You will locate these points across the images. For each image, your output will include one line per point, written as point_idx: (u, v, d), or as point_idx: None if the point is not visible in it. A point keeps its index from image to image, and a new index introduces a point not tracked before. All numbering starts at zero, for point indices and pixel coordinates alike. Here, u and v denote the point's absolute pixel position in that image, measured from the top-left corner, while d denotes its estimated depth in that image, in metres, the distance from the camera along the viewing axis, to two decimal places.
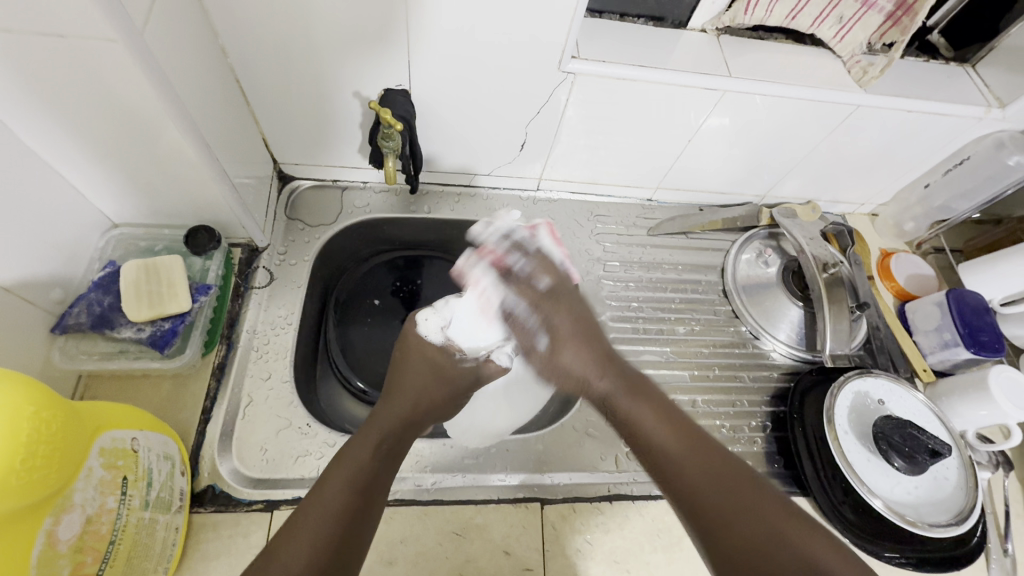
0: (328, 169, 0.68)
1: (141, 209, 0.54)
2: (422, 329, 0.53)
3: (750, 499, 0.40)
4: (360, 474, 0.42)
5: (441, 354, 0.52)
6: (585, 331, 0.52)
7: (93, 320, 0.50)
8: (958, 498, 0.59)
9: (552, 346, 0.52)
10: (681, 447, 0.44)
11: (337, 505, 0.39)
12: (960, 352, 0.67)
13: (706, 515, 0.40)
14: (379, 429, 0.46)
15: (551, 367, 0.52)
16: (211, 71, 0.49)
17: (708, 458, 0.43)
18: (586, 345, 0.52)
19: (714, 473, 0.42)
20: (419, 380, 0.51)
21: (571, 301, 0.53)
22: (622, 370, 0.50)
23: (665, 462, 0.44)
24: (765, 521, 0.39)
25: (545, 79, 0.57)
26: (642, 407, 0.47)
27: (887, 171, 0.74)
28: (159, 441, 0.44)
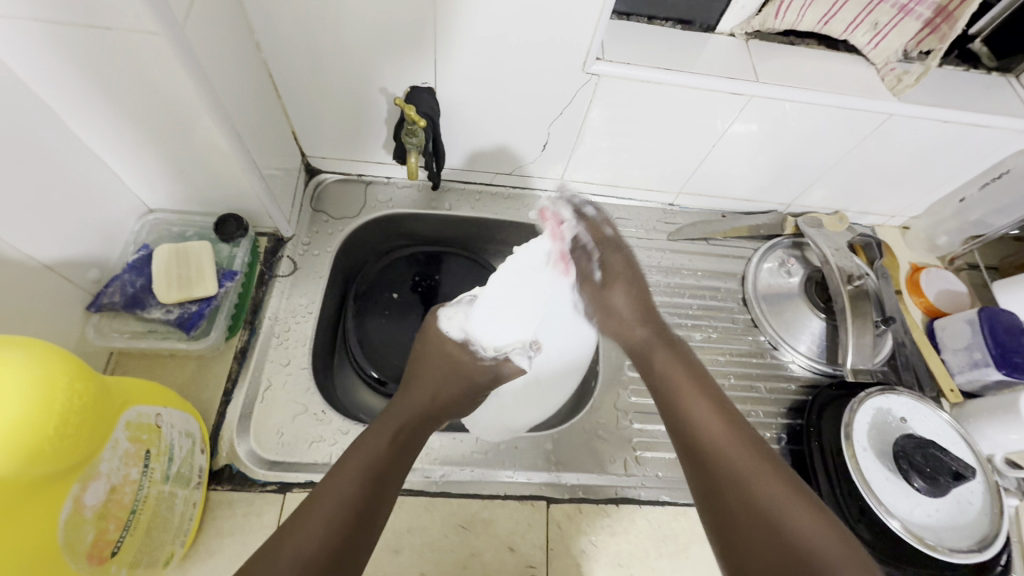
0: (354, 164, 0.70)
1: (174, 196, 0.56)
2: (445, 326, 0.53)
3: (759, 472, 0.42)
4: (374, 465, 0.43)
5: (460, 350, 0.52)
6: (635, 282, 0.55)
7: (126, 300, 0.52)
8: (981, 524, 0.57)
9: (605, 281, 0.54)
10: (707, 420, 0.46)
11: (349, 497, 0.40)
12: (990, 373, 0.64)
13: (718, 485, 0.43)
14: (395, 422, 0.47)
15: (598, 300, 0.54)
16: (245, 65, 0.51)
17: (728, 429, 0.45)
18: (636, 296, 0.55)
19: (728, 438, 0.45)
20: (437, 376, 0.52)
21: (626, 255, 0.56)
22: (662, 326, 0.54)
23: (682, 427, 0.47)
24: (766, 491, 0.41)
25: (568, 80, 0.57)
26: (675, 366, 0.51)
27: (919, 183, 0.72)
28: (181, 419, 0.46)
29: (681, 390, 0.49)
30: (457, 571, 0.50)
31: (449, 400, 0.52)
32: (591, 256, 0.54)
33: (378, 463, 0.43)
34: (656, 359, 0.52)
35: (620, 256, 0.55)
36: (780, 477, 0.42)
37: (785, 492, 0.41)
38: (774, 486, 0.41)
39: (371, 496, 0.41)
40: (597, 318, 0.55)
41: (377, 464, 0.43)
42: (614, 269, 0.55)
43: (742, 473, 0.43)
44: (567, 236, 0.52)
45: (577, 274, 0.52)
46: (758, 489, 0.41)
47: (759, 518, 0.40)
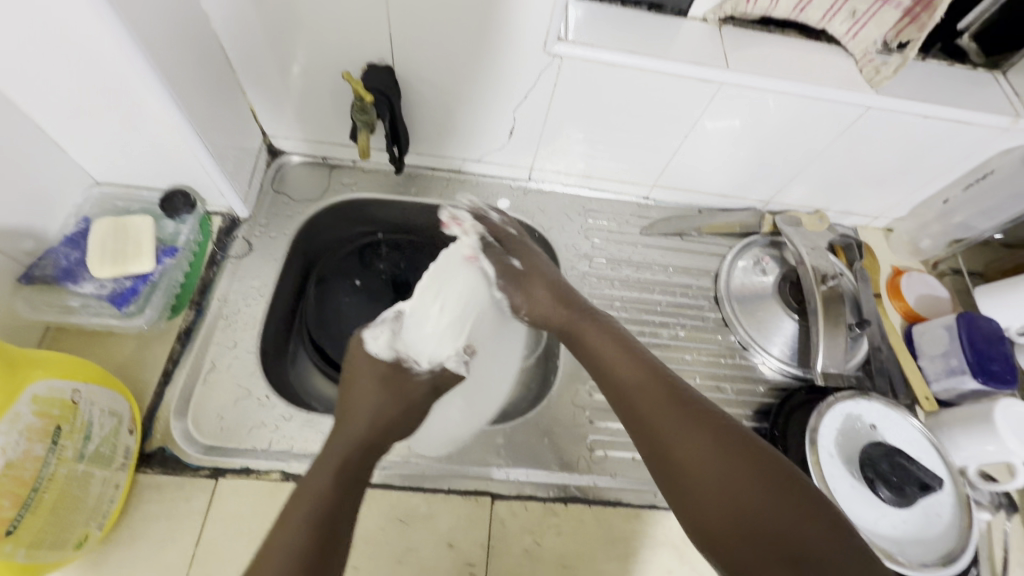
0: (318, 145, 0.68)
1: (118, 169, 0.54)
2: (371, 347, 0.52)
3: (712, 449, 0.42)
4: (321, 498, 0.40)
5: (392, 369, 0.51)
6: (552, 275, 0.58)
7: (58, 272, 0.51)
8: (948, 539, 0.54)
9: (526, 271, 0.57)
10: (640, 388, 0.47)
11: (304, 531, 0.38)
12: (966, 381, 0.62)
13: (667, 450, 0.43)
14: (337, 453, 0.44)
15: (529, 309, 0.57)
16: (191, 35, 0.49)
17: (676, 412, 0.45)
18: (557, 288, 0.57)
19: (663, 400, 0.46)
20: (376, 404, 0.48)
21: (536, 254, 0.59)
22: (586, 305, 0.56)
23: (624, 397, 0.48)
24: (709, 440, 0.42)
25: (531, 62, 0.55)
26: (603, 342, 0.52)
27: (901, 182, 0.69)
28: (106, 397, 0.44)
29: (621, 382, 0.49)
30: (391, 568, 0.48)
31: (389, 425, 0.48)
32: (504, 252, 0.58)
33: (326, 495, 0.40)
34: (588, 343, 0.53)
35: (529, 250, 0.59)
36: (735, 447, 0.42)
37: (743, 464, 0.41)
38: (733, 461, 0.41)
39: (329, 528, 0.39)
40: (538, 319, 0.57)
41: (324, 497, 0.40)
42: (527, 264, 0.58)
43: (684, 428, 0.44)
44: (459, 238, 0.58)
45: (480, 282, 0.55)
46: (715, 468, 0.41)
47: (726, 501, 0.39)
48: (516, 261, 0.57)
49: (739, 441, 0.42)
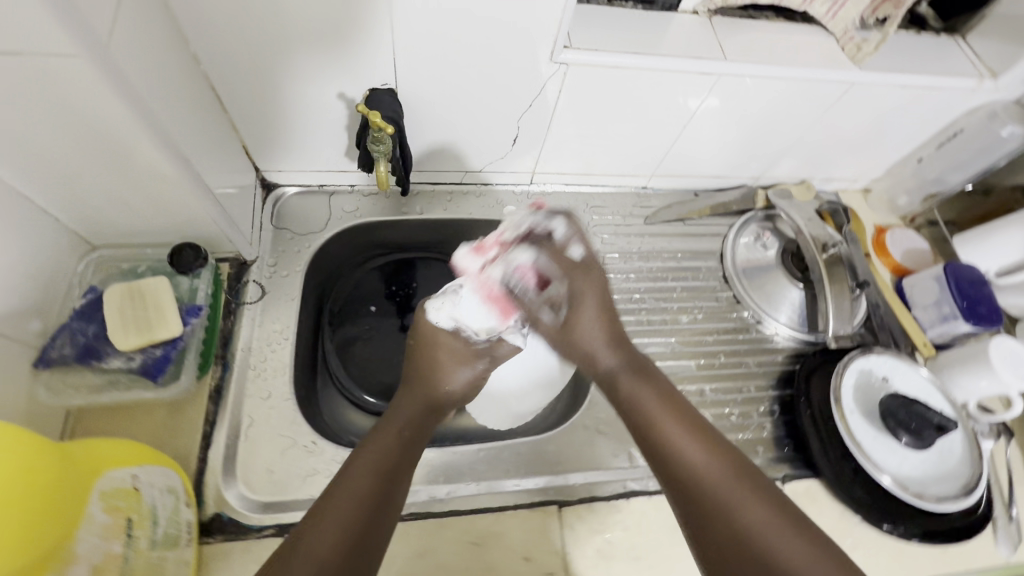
0: (315, 174, 0.66)
1: (118, 228, 0.50)
2: (434, 317, 0.51)
3: (750, 504, 0.40)
4: (384, 460, 0.43)
5: (455, 340, 0.51)
6: (604, 305, 0.53)
7: (78, 351, 0.47)
8: (962, 471, 0.60)
9: (568, 318, 0.52)
10: (697, 455, 0.44)
11: (365, 488, 0.41)
12: (959, 325, 0.67)
13: (702, 514, 0.41)
14: (400, 419, 0.48)
15: (560, 337, 0.52)
16: (183, 79, 0.46)
17: (718, 458, 0.43)
18: (603, 321, 0.52)
19: (719, 473, 0.42)
20: (443, 367, 0.51)
21: (594, 276, 0.53)
22: (634, 355, 0.52)
23: (672, 461, 0.44)
24: (751, 510, 0.40)
25: (536, 71, 0.55)
26: (645, 392, 0.49)
27: (879, 147, 0.73)
28: (161, 476, 0.42)
29: (660, 415, 0.47)
30: None
31: (452, 391, 0.52)
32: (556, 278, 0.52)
33: (390, 457, 0.44)
34: (622, 384, 0.50)
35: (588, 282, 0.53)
36: (775, 504, 0.41)
37: (786, 528, 0.39)
38: (777, 525, 0.39)
39: (387, 488, 0.42)
40: (558, 348, 0.53)
41: (387, 458, 0.43)
42: (575, 300, 0.52)
43: (726, 494, 0.41)
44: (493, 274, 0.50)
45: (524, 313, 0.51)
46: (753, 523, 0.39)
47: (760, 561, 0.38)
48: (577, 251, 0.53)
49: (779, 501, 0.41)
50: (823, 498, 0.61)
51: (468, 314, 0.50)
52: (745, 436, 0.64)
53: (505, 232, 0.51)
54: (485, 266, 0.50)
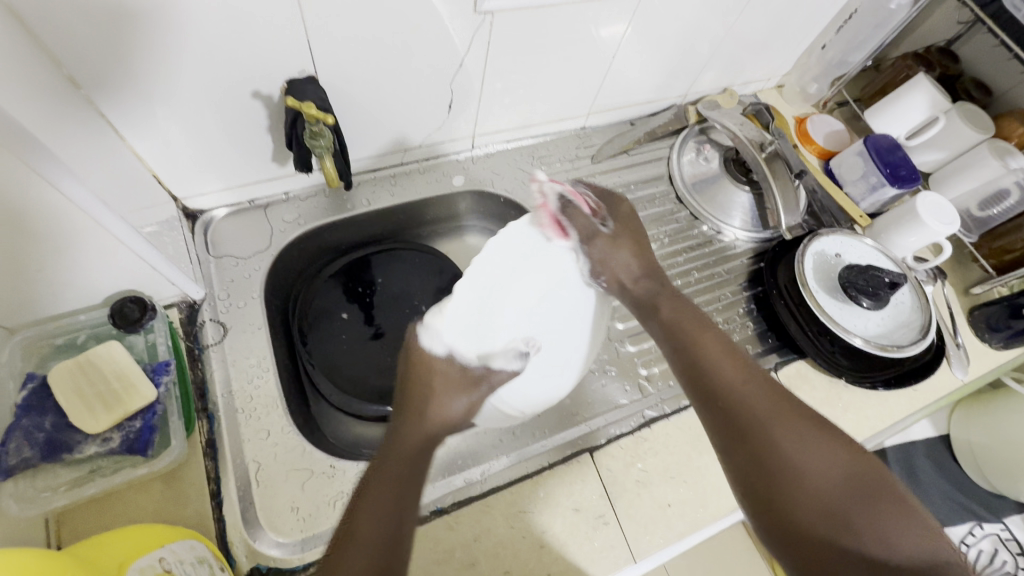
0: (243, 190, 0.59)
1: (38, 301, 0.44)
2: (428, 343, 0.48)
3: (786, 420, 0.41)
4: (385, 502, 0.39)
5: (449, 365, 0.47)
6: (639, 244, 0.56)
7: (41, 449, 0.41)
8: (917, 316, 0.65)
9: (612, 234, 0.55)
10: (734, 378, 0.44)
11: (373, 534, 0.37)
12: (887, 191, 0.73)
13: (735, 433, 0.41)
14: (399, 450, 0.43)
15: (605, 251, 0.54)
16: (66, 111, 0.38)
17: (756, 385, 0.43)
18: (639, 250, 0.56)
19: (766, 403, 0.42)
20: (442, 394, 0.47)
21: (627, 213, 0.59)
22: (665, 285, 0.54)
23: (698, 372, 0.46)
24: (782, 437, 0.40)
25: (460, 27, 0.51)
26: (682, 317, 0.50)
27: (785, 42, 0.77)
28: (185, 549, 0.39)
29: (692, 339, 0.48)
30: (536, 555, 0.49)
31: (452, 417, 0.47)
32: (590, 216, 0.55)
33: (389, 497, 0.39)
34: (662, 309, 0.51)
35: (617, 215, 0.58)
36: (818, 424, 0.41)
37: (829, 447, 0.39)
38: (822, 444, 0.40)
39: (396, 532, 0.38)
40: (597, 275, 0.53)
41: (386, 501, 0.39)
42: (617, 226, 0.57)
43: (757, 416, 0.41)
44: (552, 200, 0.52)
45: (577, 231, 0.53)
46: (789, 439, 0.40)
47: (800, 482, 0.38)
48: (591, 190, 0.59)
49: (817, 420, 0.41)
50: (812, 374, 0.66)
51: (461, 331, 0.48)
52: (732, 339, 0.68)
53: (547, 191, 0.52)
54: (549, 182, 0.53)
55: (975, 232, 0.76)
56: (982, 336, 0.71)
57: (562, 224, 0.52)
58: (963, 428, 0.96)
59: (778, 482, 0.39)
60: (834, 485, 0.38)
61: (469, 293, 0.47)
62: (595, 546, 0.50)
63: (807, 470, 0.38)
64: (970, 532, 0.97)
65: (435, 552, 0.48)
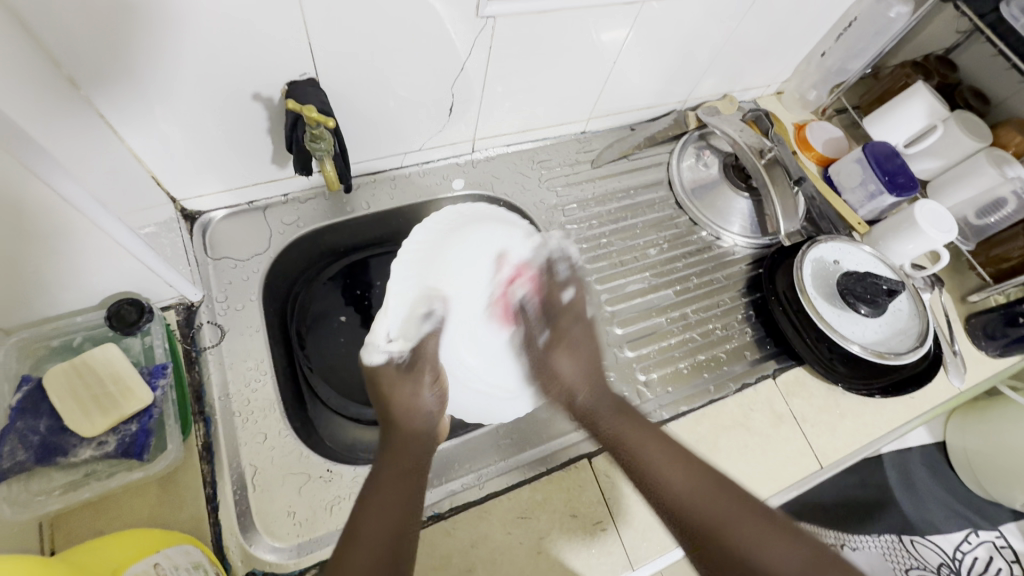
0: (242, 191, 0.59)
1: (34, 302, 0.43)
2: (372, 357, 0.50)
3: (738, 518, 0.42)
4: (391, 499, 0.42)
5: (390, 368, 0.49)
6: (582, 350, 0.54)
7: (36, 452, 0.41)
8: (915, 324, 0.65)
9: (551, 343, 0.54)
10: (676, 478, 0.45)
11: (377, 527, 0.40)
12: (885, 198, 0.74)
13: (701, 546, 0.42)
14: (391, 454, 0.46)
15: (542, 362, 0.54)
16: (65, 110, 0.38)
17: (701, 481, 0.44)
18: (578, 354, 0.54)
19: (714, 507, 0.43)
20: (406, 392, 0.49)
21: (581, 322, 0.56)
22: (607, 393, 0.53)
23: (647, 482, 0.46)
24: (738, 543, 0.41)
25: (462, 31, 0.51)
26: (625, 424, 0.50)
27: (785, 50, 0.77)
28: (181, 554, 0.39)
29: (632, 442, 0.48)
30: (534, 561, 0.49)
31: (429, 415, 0.49)
32: (542, 322, 0.55)
33: (395, 495, 0.42)
34: (602, 424, 0.51)
35: (574, 322, 0.55)
36: (761, 513, 0.42)
37: (779, 541, 0.41)
38: (772, 538, 0.41)
39: (399, 524, 0.41)
40: (539, 382, 0.54)
41: (391, 500, 0.42)
42: (574, 299, 0.56)
43: (710, 521, 0.42)
44: (516, 291, 0.54)
45: (523, 329, 0.54)
46: (743, 536, 0.41)
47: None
48: (568, 296, 0.56)
49: (763, 512, 0.42)
50: (810, 381, 0.66)
51: (395, 327, 0.50)
52: (731, 345, 0.68)
53: (506, 268, 0.53)
54: (510, 281, 0.53)
55: (971, 240, 0.76)
56: (979, 343, 0.71)
57: (505, 308, 0.54)
58: (958, 435, 0.96)
59: None
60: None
61: (399, 269, 0.51)
62: (593, 552, 0.50)
63: (768, 570, 0.39)
64: (965, 539, 0.97)
65: (432, 557, 0.48)
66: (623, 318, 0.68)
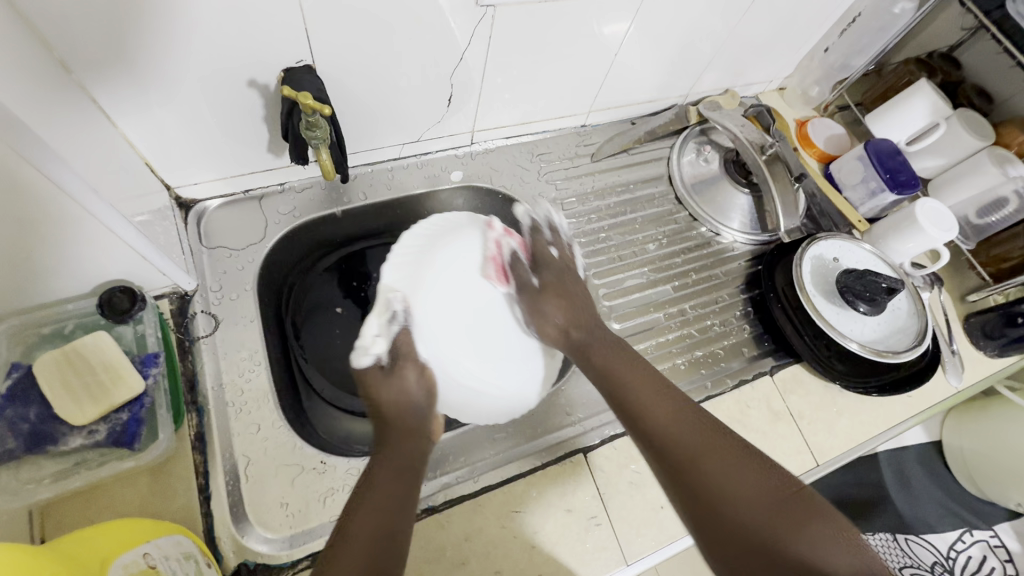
0: (237, 180, 0.59)
1: (25, 289, 0.43)
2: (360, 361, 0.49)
3: (712, 447, 0.42)
4: (382, 506, 0.41)
5: (375, 371, 0.48)
6: (577, 299, 0.55)
7: (25, 441, 0.41)
8: (914, 322, 0.65)
9: (543, 287, 0.55)
10: (656, 408, 0.46)
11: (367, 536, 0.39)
12: (886, 196, 0.73)
13: (679, 468, 0.42)
14: (386, 456, 0.45)
15: (533, 306, 0.54)
16: (56, 94, 0.38)
17: (682, 420, 0.45)
18: (568, 303, 0.54)
19: (692, 439, 0.43)
20: (393, 392, 0.47)
21: (573, 271, 0.58)
22: (598, 330, 0.55)
23: (631, 410, 0.47)
24: (717, 467, 0.41)
25: (462, 20, 0.51)
26: (613, 360, 0.51)
27: (788, 45, 0.77)
28: (171, 545, 0.38)
29: (622, 373, 0.49)
30: (528, 555, 0.49)
31: (421, 415, 0.48)
32: (530, 268, 0.56)
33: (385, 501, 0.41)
34: (594, 358, 0.52)
35: (554, 261, 0.58)
36: (738, 451, 0.42)
37: (754, 472, 0.41)
38: (748, 471, 0.41)
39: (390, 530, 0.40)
40: (533, 325, 0.54)
41: (382, 507, 0.41)
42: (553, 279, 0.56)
43: (687, 449, 0.42)
44: (506, 250, 0.56)
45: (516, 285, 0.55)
46: (717, 465, 0.41)
47: (732, 507, 0.39)
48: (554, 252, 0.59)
49: (743, 449, 0.43)
50: (807, 378, 0.66)
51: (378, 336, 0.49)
52: (729, 341, 0.68)
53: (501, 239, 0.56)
54: (499, 237, 0.55)
55: (972, 240, 0.76)
56: (977, 343, 0.71)
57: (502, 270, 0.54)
58: (954, 435, 0.96)
59: (721, 508, 0.40)
60: (766, 507, 0.39)
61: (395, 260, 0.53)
62: (587, 547, 0.50)
63: (742, 496, 0.40)
64: (959, 538, 0.97)
65: (425, 550, 0.48)
66: (621, 313, 0.67)
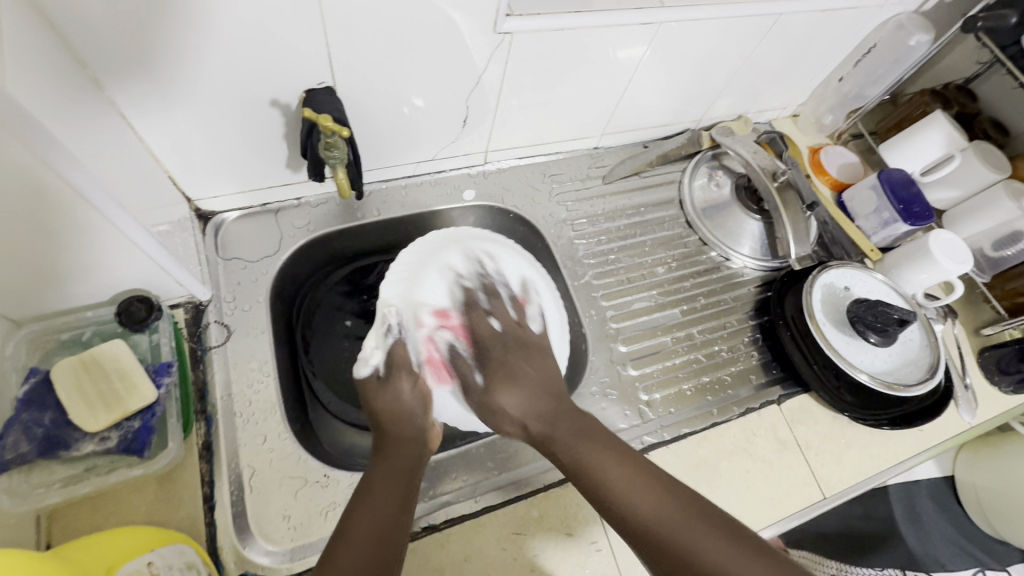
0: (255, 194, 0.60)
1: (47, 296, 0.44)
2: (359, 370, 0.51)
3: (707, 544, 0.40)
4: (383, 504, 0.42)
5: (373, 381, 0.50)
6: (532, 381, 0.51)
7: (38, 445, 0.41)
8: (925, 355, 0.64)
9: (488, 382, 0.51)
10: (650, 508, 0.42)
11: (367, 535, 0.40)
12: (899, 226, 0.73)
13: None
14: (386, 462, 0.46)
15: (485, 405, 0.51)
16: (89, 111, 0.39)
17: (669, 511, 0.42)
18: (529, 391, 0.51)
19: (687, 536, 0.40)
20: (388, 400, 0.49)
21: (534, 361, 0.52)
22: (565, 412, 0.50)
23: (624, 521, 0.43)
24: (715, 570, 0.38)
25: (479, 44, 0.52)
26: (584, 447, 0.47)
27: (802, 73, 0.77)
28: (175, 553, 0.39)
29: (596, 471, 0.45)
30: None
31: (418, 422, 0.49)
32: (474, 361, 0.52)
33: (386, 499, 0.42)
34: (560, 446, 0.48)
35: (524, 365, 0.52)
36: (731, 537, 0.40)
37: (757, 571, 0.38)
38: (739, 559, 0.39)
39: (390, 530, 0.41)
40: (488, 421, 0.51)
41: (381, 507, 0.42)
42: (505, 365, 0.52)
43: (681, 552, 0.40)
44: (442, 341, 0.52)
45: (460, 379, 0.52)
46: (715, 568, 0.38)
47: None
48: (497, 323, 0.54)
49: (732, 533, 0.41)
50: (815, 409, 0.65)
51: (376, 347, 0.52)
52: (736, 368, 0.67)
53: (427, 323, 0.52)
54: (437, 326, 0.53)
55: (987, 273, 0.75)
56: (991, 378, 0.70)
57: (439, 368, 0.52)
58: (967, 470, 0.94)
59: None
60: None
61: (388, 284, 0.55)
62: (587, 572, 0.50)
63: None
64: None
65: (424, 569, 0.48)
66: (628, 336, 0.67)
